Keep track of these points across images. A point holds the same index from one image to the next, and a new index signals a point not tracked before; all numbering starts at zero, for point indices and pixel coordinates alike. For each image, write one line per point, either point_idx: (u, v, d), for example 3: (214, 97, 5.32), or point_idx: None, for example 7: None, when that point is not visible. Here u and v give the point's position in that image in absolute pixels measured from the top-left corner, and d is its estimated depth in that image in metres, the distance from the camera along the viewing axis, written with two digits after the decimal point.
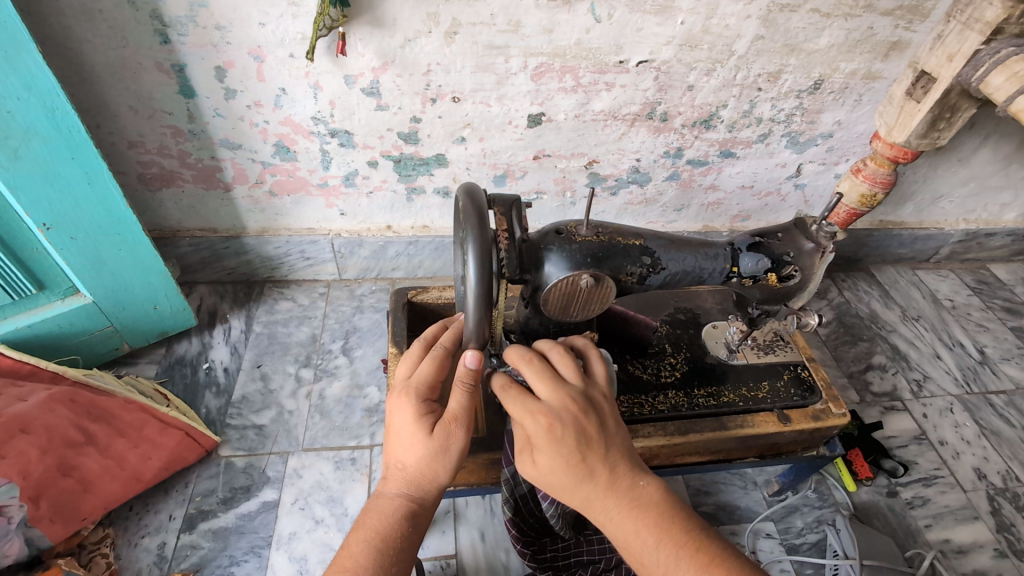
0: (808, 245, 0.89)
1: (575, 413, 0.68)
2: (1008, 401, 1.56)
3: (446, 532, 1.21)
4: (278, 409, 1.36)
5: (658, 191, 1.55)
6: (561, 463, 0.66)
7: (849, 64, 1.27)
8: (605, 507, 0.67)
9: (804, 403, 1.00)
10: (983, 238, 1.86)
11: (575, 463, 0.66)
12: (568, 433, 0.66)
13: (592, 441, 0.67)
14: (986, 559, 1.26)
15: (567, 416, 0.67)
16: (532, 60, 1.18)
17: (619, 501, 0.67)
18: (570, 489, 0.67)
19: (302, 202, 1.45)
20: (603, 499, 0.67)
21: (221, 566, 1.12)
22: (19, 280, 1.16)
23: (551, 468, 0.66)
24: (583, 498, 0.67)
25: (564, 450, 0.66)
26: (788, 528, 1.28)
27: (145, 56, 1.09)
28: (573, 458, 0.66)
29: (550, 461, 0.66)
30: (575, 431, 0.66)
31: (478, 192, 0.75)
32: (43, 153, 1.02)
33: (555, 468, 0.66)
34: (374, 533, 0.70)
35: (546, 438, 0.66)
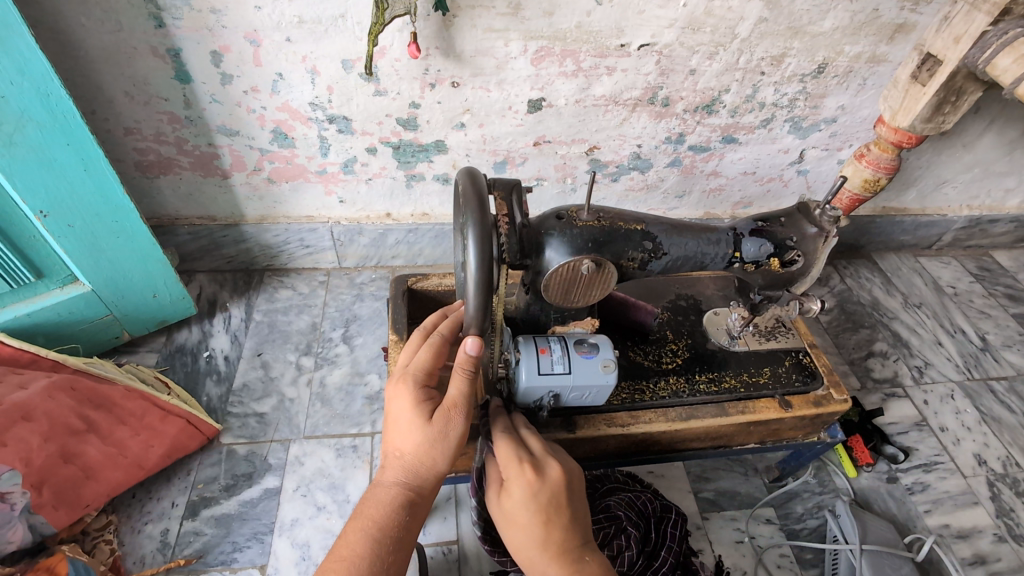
0: (811, 230, 0.88)
1: (555, 478, 0.71)
2: (1009, 387, 1.56)
3: (447, 519, 1.21)
4: (279, 397, 1.37)
5: (659, 178, 1.53)
6: (524, 513, 0.70)
7: (854, 47, 1.25)
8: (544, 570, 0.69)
9: (805, 389, 1.00)
10: (986, 224, 1.85)
11: (539, 520, 0.70)
12: (544, 491, 0.70)
13: (559, 508, 0.71)
14: (985, 543, 1.26)
15: (549, 477, 0.71)
16: (532, 43, 1.17)
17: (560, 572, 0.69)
18: (520, 541, 0.70)
19: (300, 189, 1.44)
20: (547, 564, 0.69)
21: (224, 553, 1.12)
22: (17, 268, 1.15)
23: (515, 513, 0.70)
24: (530, 555, 0.70)
25: (533, 504, 0.69)
26: (788, 514, 1.28)
27: (140, 40, 1.08)
28: (539, 515, 0.70)
29: (515, 507, 0.70)
30: (550, 493, 0.70)
31: (479, 177, 0.74)
32: (38, 139, 1.01)
33: (517, 515, 0.70)
34: (371, 522, 0.70)
35: (521, 486, 0.70)
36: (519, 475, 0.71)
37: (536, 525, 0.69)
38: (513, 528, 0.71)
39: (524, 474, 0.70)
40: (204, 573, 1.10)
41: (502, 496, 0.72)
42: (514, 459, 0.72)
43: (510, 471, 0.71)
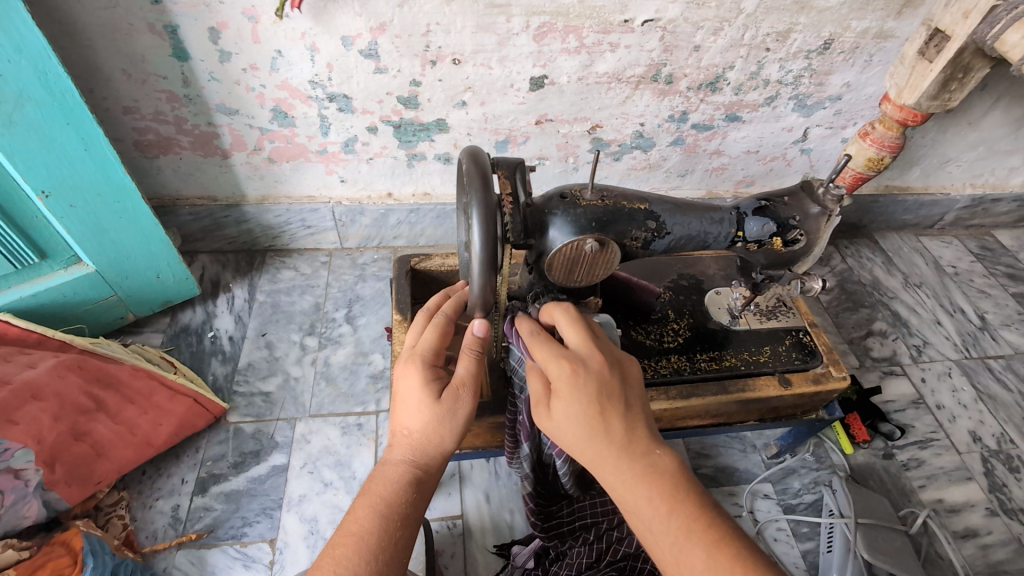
0: (814, 209, 0.89)
1: (598, 367, 0.68)
2: (1006, 365, 1.57)
3: (452, 494, 1.24)
4: (284, 375, 1.38)
5: (662, 156, 1.52)
6: (580, 411, 0.65)
7: (861, 22, 1.23)
8: (616, 471, 0.64)
9: (805, 366, 1.02)
10: (988, 204, 1.85)
11: (597, 415, 0.65)
12: (592, 385, 0.66)
13: (615, 397, 0.66)
14: (977, 517, 1.29)
15: (592, 367, 0.68)
16: (535, 19, 1.15)
17: (631, 469, 0.64)
18: (583, 442, 0.65)
19: (301, 169, 1.43)
20: (620, 461, 0.64)
21: (234, 527, 1.15)
22: (21, 249, 1.15)
23: (569, 415, 0.65)
24: (599, 456, 0.65)
25: (582, 397, 0.65)
26: (785, 489, 1.31)
27: (137, 16, 1.06)
28: (591, 407, 0.65)
29: (566, 407, 0.65)
30: (600, 383, 0.66)
31: (482, 156, 0.74)
32: (38, 118, 1.00)
33: (572, 414, 0.65)
34: (379, 499, 0.70)
35: (569, 385, 0.66)
36: (564, 374, 0.67)
37: (594, 418, 0.65)
38: (572, 431, 0.65)
39: (565, 369, 0.67)
40: (215, 546, 1.13)
41: (551, 402, 0.67)
42: (553, 357, 0.69)
43: (553, 373, 0.68)
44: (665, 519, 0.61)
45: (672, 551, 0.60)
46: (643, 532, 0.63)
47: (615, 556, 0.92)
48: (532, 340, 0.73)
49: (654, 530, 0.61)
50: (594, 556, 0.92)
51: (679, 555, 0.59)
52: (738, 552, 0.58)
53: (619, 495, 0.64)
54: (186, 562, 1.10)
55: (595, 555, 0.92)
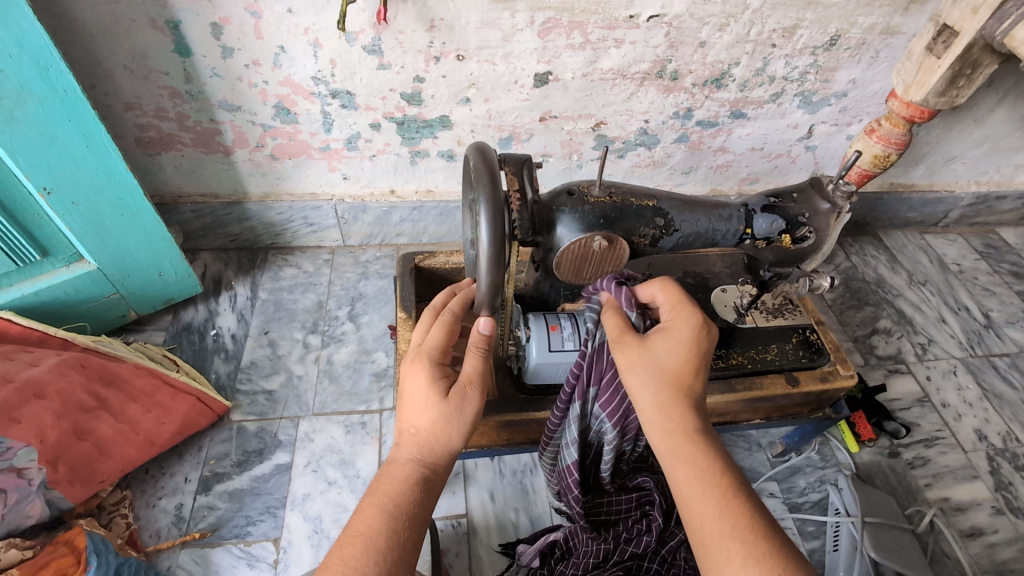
0: (824, 205, 0.88)
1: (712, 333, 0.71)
2: (1011, 363, 1.57)
3: (456, 493, 1.23)
4: (287, 374, 1.38)
5: (667, 153, 1.52)
6: (685, 356, 0.67)
7: (868, 18, 1.22)
8: (682, 420, 0.66)
9: (812, 364, 1.02)
10: (993, 201, 1.84)
11: (695, 364, 0.68)
12: (706, 340, 0.69)
13: (710, 360, 0.70)
14: (983, 516, 1.29)
15: (711, 329, 0.70)
16: (539, 15, 1.14)
17: (691, 425, 0.66)
18: (664, 384, 0.67)
19: (303, 166, 1.42)
20: (686, 414, 0.67)
21: (238, 526, 1.14)
22: (22, 246, 1.14)
23: (670, 354, 0.67)
24: (672, 401, 0.66)
25: (693, 343, 0.68)
26: (791, 488, 1.30)
27: (138, 11, 1.05)
28: (694, 358, 0.68)
29: (675, 348, 0.67)
30: (710, 342, 0.69)
31: (490, 151, 0.73)
32: (39, 115, 0.99)
33: (675, 355, 0.67)
34: (386, 499, 0.69)
35: (690, 331, 0.68)
36: (689, 320, 0.69)
37: (692, 367, 0.67)
38: (663, 370, 0.67)
39: (696, 315, 0.69)
40: (219, 545, 1.12)
41: (657, 337, 0.69)
42: (684, 303, 0.70)
43: (676, 314, 0.70)
44: (716, 476, 0.64)
45: (717, 506, 0.62)
46: (685, 485, 0.64)
47: (622, 556, 0.91)
48: (660, 283, 0.74)
49: (700, 484, 0.63)
50: (601, 556, 0.91)
51: (721, 512, 0.61)
52: (772, 525, 0.61)
53: (669, 444, 0.66)
54: (190, 561, 1.10)
55: (602, 555, 0.92)
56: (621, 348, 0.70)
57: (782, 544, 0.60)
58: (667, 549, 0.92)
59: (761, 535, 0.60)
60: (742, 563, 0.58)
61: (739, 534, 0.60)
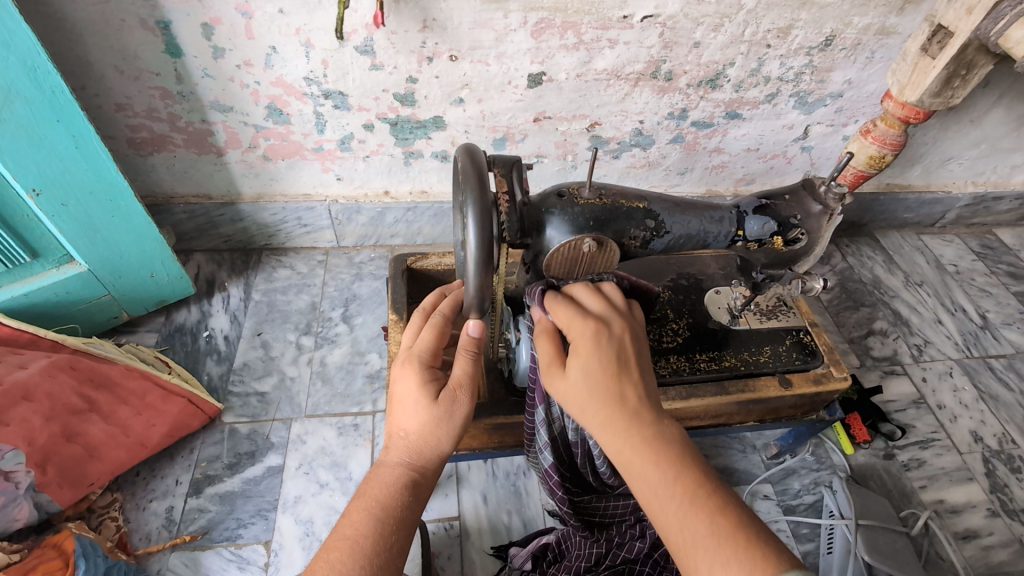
0: (816, 207, 0.88)
1: (620, 331, 0.69)
2: (1007, 365, 1.56)
3: (449, 496, 1.22)
4: (280, 375, 1.37)
5: (662, 154, 1.51)
6: (595, 369, 0.65)
7: (862, 19, 1.21)
8: (623, 432, 0.63)
9: (805, 367, 1.01)
10: (990, 201, 1.84)
11: (614, 375, 0.65)
12: (612, 345, 0.67)
13: (630, 361, 0.67)
14: (978, 518, 1.28)
15: (614, 331, 0.69)
16: (532, 15, 1.13)
17: (639, 434, 0.62)
18: (592, 402, 0.64)
19: (296, 166, 1.42)
20: (627, 426, 0.63)
21: (229, 529, 1.14)
22: (12, 248, 1.14)
23: (586, 375, 0.65)
24: (607, 417, 0.64)
25: (601, 353, 0.66)
26: (785, 490, 1.30)
27: (128, 11, 1.04)
28: (608, 365, 0.66)
29: (585, 363, 0.66)
30: (619, 345, 0.68)
31: (478, 153, 0.72)
32: (27, 115, 0.98)
33: (588, 370, 0.65)
34: (374, 502, 0.68)
35: (590, 341, 0.67)
36: (585, 335, 0.67)
37: (609, 377, 0.65)
38: (585, 390, 0.65)
39: (586, 326, 0.68)
40: (209, 549, 1.12)
41: (567, 361, 0.68)
42: (576, 318, 0.70)
43: (574, 331, 0.69)
44: (670, 483, 0.59)
45: (677, 516, 0.58)
46: (646, 498, 0.61)
47: (613, 561, 0.91)
48: (552, 303, 0.74)
49: (658, 496, 0.59)
50: (593, 560, 0.92)
51: (683, 521, 0.57)
52: (746, 526, 0.55)
53: (623, 460, 0.63)
54: (180, 564, 1.09)
55: (594, 559, 0.92)
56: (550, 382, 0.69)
57: (757, 543, 0.54)
58: (660, 553, 0.91)
59: (727, 537, 0.54)
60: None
61: (705, 543, 0.55)
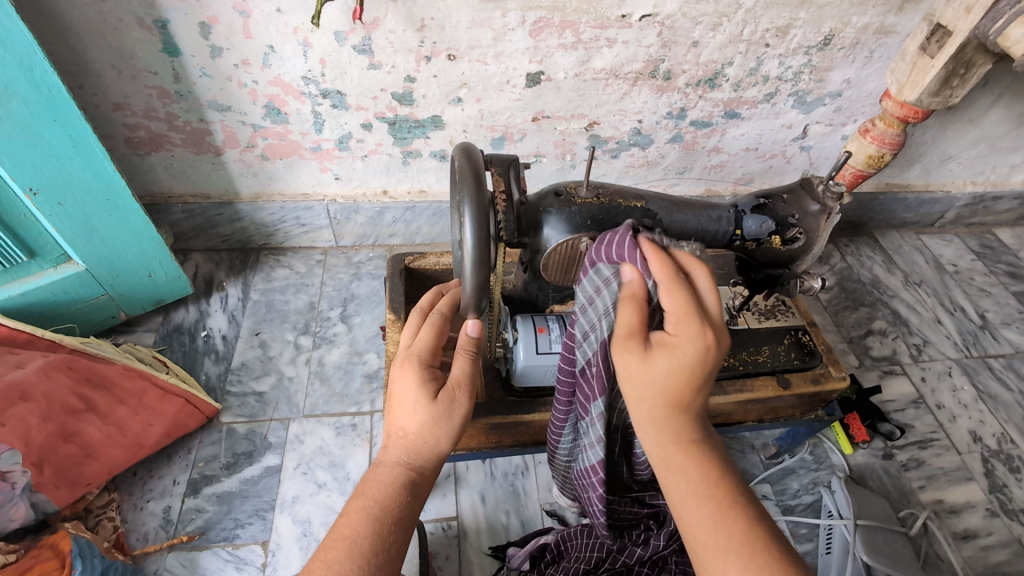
0: (814, 207, 0.87)
1: (722, 344, 0.63)
2: (1007, 364, 1.56)
3: (447, 495, 1.22)
4: (278, 375, 1.37)
5: (660, 154, 1.51)
6: (685, 378, 0.61)
7: (861, 18, 1.21)
8: (674, 434, 0.64)
9: (804, 366, 1.01)
10: (990, 201, 1.83)
11: (695, 383, 0.62)
12: (714, 359, 0.62)
13: (714, 374, 0.64)
14: (977, 519, 1.28)
15: (720, 345, 0.63)
16: (530, 14, 1.13)
17: (686, 436, 0.65)
18: (660, 400, 0.63)
19: (294, 166, 1.42)
20: (679, 429, 0.64)
21: (226, 529, 1.14)
22: (9, 248, 1.14)
23: (671, 375, 0.61)
24: (666, 417, 0.64)
25: (699, 367, 0.61)
26: (784, 490, 1.30)
27: (126, 10, 1.04)
28: (697, 377, 0.62)
29: (677, 368, 0.61)
30: (718, 359, 0.63)
31: (476, 153, 0.72)
32: (23, 114, 0.98)
33: (676, 374, 0.61)
34: (372, 502, 0.68)
35: (696, 352, 0.61)
36: (698, 344, 0.60)
37: (691, 386, 0.62)
38: (662, 389, 0.62)
39: (705, 334, 0.61)
40: (207, 549, 1.12)
41: (658, 353, 0.62)
42: (694, 316, 0.61)
43: (685, 328, 0.61)
44: (708, 488, 0.63)
45: (710, 518, 0.61)
46: (680, 494, 0.64)
47: (613, 564, 0.91)
48: (673, 281, 0.62)
49: (693, 497, 0.63)
50: (592, 562, 0.91)
51: (715, 525, 0.61)
52: (774, 539, 0.60)
53: (663, 455, 0.65)
54: (177, 565, 1.09)
55: (593, 561, 0.91)
56: (624, 358, 0.63)
57: (781, 557, 0.59)
58: (659, 554, 0.91)
59: (757, 547, 0.59)
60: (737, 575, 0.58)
61: (735, 548, 0.59)
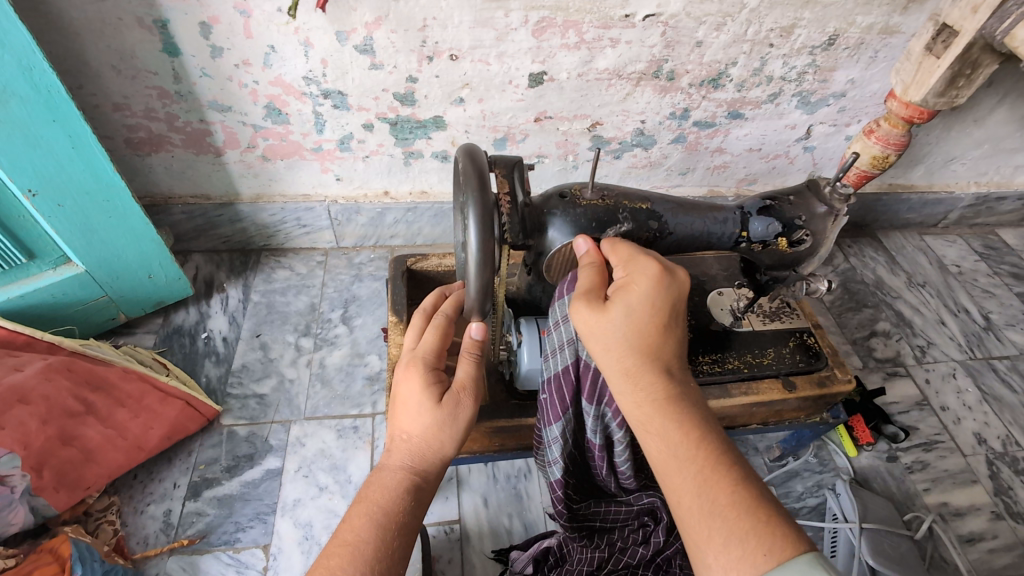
0: (820, 208, 0.86)
1: (679, 285, 0.68)
2: (1011, 366, 1.55)
3: (449, 498, 1.21)
4: (278, 377, 1.36)
5: (663, 154, 1.50)
6: (647, 312, 0.64)
7: (866, 18, 1.20)
8: (652, 389, 0.63)
9: (809, 369, 1.00)
10: (994, 202, 1.83)
11: (659, 324, 0.65)
12: (669, 297, 0.66)
13: (677, 317, 0.67)
14: (982, 521, 1.27)
15: (675, 282, 0.68)
16: (533, 14, 1.12)
17: (663, 391, 0.63)
18: (629, 347, 0.64)
19: (295, 167, 1.41)
20: (655, 381, 0.64)
21: (227, 532, 1.13)
22: (8, 249, 1.13)
23: (631, 313, 0.64)
24: (638, 366, 0.64)
25: (655, 299, 0.65)
26: (788, 493, 1.29)
27: (125, 10, 1.03)
28: (658, 315, 0.65)
29: (638, 307, 0.64)
30: (674, 299, 0.67)
31: (479, 154, 0.71)
32: (22, 115, 0.97)
33: (638, 312, 0.64)
34: (376, 507, 0.67)
35: (648, 284, 0.65)
36: (649, 272, 0.66)
37: (655, 325, 0.65)
38: (625, 332, 0.64)
39: (652, 269, 0.67)
40: (207, 552, 1.11)
41: (618, 296, 0.66)
42: (640, 260, 0.68)
43: (634, 269, 0.67)
44: (691, 447, 0.61)
45: (693, 478, 0.59)
46: (661, 456, 0.62)
47: (615, 565, 0.89)
48: (617, 242, 0.73)
49: (675, 457, 0.61)
50: (595, 564, 0.90)
51: (700, 487, 0.58)
52: (759, 493, 0.58)
53: (640, 415, 0.63)
54: (178, 568, 1.08)
55: (596, 562, 0.90)
56: (578, 310, 0.67)
57: (775, 520, 0.56)
58: (664, 558, 0.89)
59: (747, 508, 0.56)
60: (727, 544, 0.55)
61: (722, 513, 0.56)
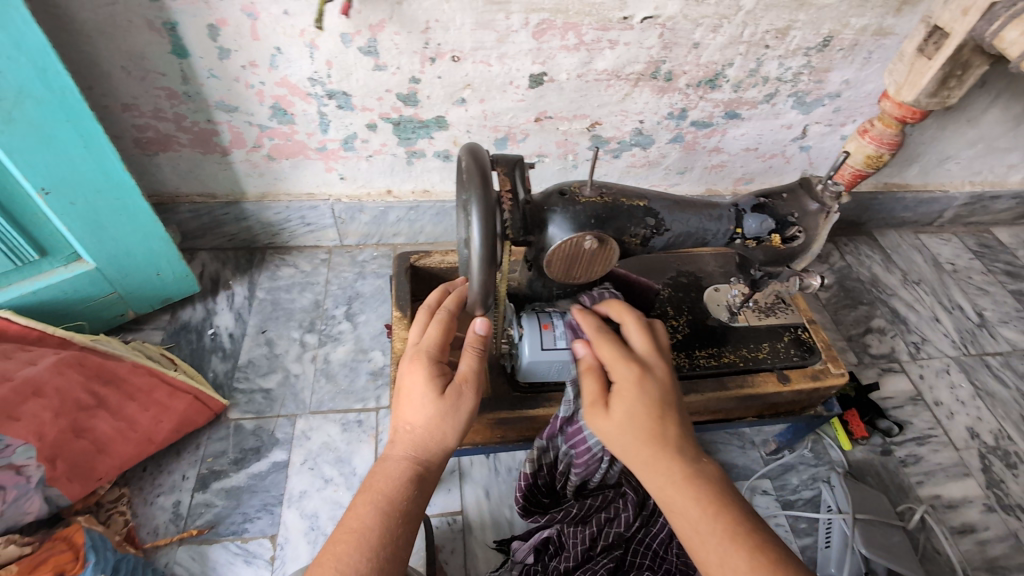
0: (812, 206, 0.89)
1: (662, 377, 0.73)
2: (1004, 362, 1.58)
3: (452, 490, 1.24)
4: (284, 372, 1.39)
5: (661, 154, 1.53)
6: (644, 409, 0.70)
7: (860, 19, 1.23)
8: (670, 470, 0.67)
9: (804, 362, 1.03)
10: (988, 200, 1.85)
11: (658, 415, 0.69)
12: (655, 389, 0.71)
13: (673, 405, 0.71)
14: (974, 513, 1.30)
15: (658, 375, 0.73)
16: (533, 16, 1.15)
17: (679, 471, 0.67)
18: (636, 444, 0.69)
19: (300, 166, 1.43)
20: (670, 465, 0.67)
21: (235, 523, 1.15)
22: (22, 246, 1.15)
23: (630, 415, 0.69)
24: (651, 455, 0.68)
25: (645, 396, 0.70)
26: (784, 485, 1.31)
27: (136, 13, 1.06)
28: (654, 407, 0.70)
29: (632, 406, 0.70)
30: (663, 390, 0.72)
31: (483, 153, 0.73)
32: (37, 115, 1.00)
33: (636, 411, 0.70)
34: (380, 495, 0.70)
35: (635, 385, 0.71)
36: (630, 376, 0.72)
37: (655, 419, 0.69)
38: (630, 434, 0.69)
39: (634, 370, 0.72)
40: (216, 542, 1.13)
41: (613, 402, 0.72)
42: (621, 358, 0.74)
43: (619, 371, 0.73)
44: (711, 520, 0.64)
45: (716, 553, 0.62)
46: (687, 533, 0.65)
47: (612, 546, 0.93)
48: (600, 337, 0.78)
49: (699, 532, 0.64)
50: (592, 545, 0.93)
51: (724, 556, 0.61)
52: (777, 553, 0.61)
53: (665, 496, 0.67)
54: (187, 558, 1.11)
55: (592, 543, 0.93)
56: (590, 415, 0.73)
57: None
58: (659, 542, 0.94)
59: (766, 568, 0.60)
60: None
61: None
